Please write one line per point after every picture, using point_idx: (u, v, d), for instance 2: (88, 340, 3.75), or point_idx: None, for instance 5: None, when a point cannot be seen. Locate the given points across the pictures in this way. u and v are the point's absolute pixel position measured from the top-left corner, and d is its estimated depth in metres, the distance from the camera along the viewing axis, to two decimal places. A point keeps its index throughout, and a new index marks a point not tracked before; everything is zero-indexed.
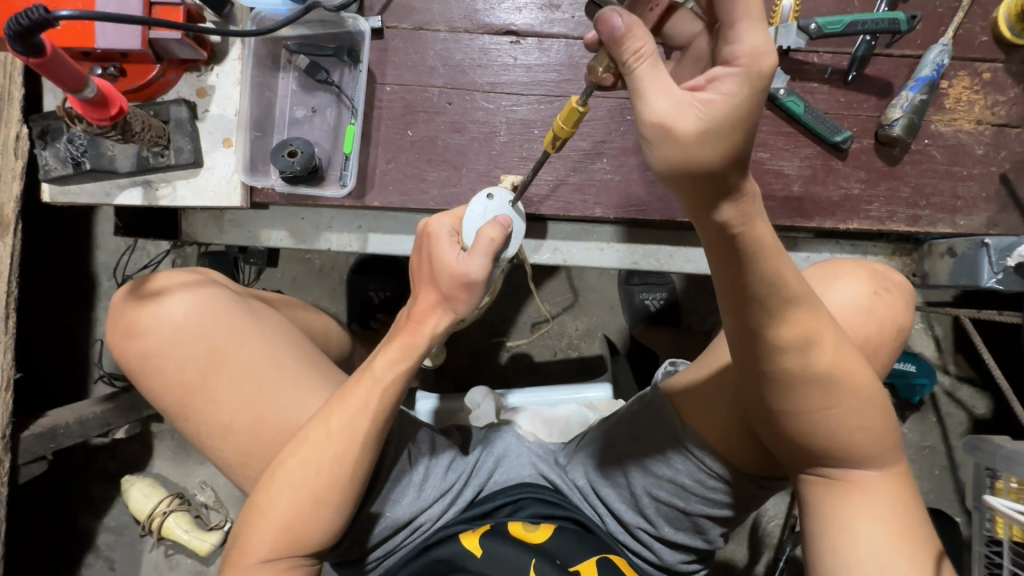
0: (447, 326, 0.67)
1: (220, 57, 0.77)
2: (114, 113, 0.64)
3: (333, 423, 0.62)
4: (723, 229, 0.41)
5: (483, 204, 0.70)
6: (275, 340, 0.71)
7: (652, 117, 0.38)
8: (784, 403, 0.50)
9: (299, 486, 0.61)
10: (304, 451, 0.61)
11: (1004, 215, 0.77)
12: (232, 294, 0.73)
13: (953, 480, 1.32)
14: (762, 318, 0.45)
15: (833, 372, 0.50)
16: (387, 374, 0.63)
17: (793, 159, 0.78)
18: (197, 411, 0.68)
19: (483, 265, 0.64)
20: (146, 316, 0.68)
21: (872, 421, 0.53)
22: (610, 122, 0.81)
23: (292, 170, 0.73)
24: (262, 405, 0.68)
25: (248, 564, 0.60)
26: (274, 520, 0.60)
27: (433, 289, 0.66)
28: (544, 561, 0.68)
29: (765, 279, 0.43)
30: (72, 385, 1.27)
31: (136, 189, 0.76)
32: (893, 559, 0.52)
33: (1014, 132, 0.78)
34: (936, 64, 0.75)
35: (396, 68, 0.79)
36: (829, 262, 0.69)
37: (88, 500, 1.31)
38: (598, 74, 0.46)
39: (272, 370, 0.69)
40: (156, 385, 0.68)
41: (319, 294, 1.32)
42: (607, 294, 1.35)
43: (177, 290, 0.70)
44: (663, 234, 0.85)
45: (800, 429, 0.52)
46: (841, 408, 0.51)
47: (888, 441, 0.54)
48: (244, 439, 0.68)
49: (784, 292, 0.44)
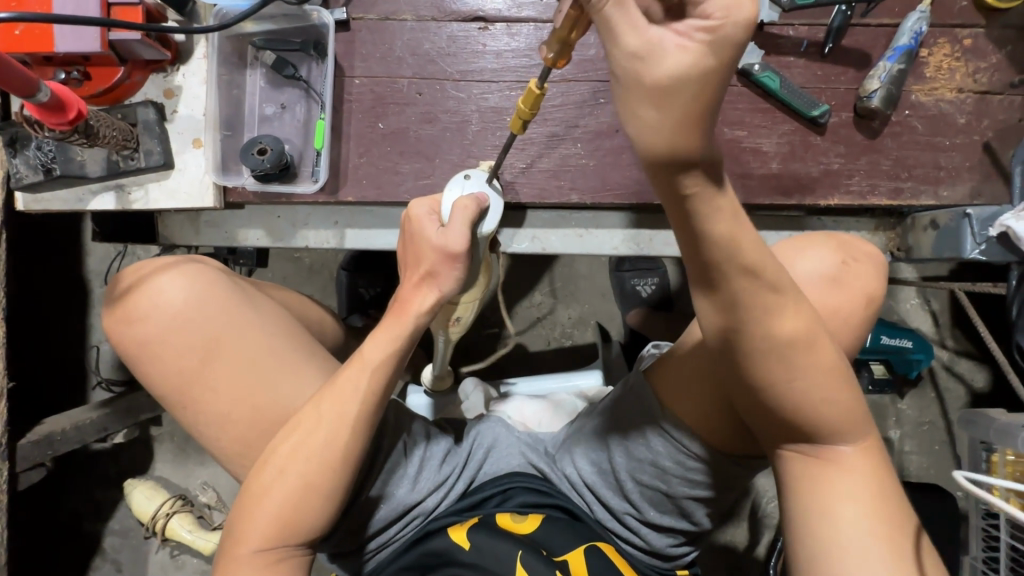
0: (434, 305, 0.65)
1: (186, 57, 0.77)
2: (73, 117, 0.63)
3: (325, 408, 0.62)
4: (674, 188, 0.39)
5: (460, 183, 0.68)
6: (272, 327, 0.70)
7: (623, 61, 0.36)
8: (772, 367, 0.48)
9: (291, 473, 0.61)
10: (298, 436, 0.61)
11: (988, 185, 0.76)
12: (229, 281, 0.71)
13: (953, 455, 1.31)
14: (723, 277, 0.44)
15: (811, 336, 0.48)
16: (376, 357, 0.63)
17: (771, 136, 0.77)
18: (195, 398, 0.67)
19: (461, 237, 0.62)
20: (143, 302, 0.67)
21: (847, 392, 0.52)
22: (583, 107, 0.80)
23: (262, 168, 0.72)
24: (259, 394, 0.67)
25: (243, 554, 0.60)
26: (266, 509, 0.60)
27: (417, 268, 0.65)
28: (531, 552, 0.67)
29: (720, 240, 0.42)
30: (70, 392, 1.28)
31: (108, 194, 0.76)
32: (870, 541, 0.51)
33: (997, 99, 0.76)
34: (914, 32, 0.74)
35: (364, 60, 0.78)
36: (796, 236, 0.67)
37: (92, 504, 1.32)
38: (546, 58, 0.50)
39: (270, 357, 0.68)
40: (154, 372, 0.67)
41: (309, 292, 1.32)
42: (597, 281, 1.35)
43: (172, 275, 0.68)
44: (644, 218, 0.84)
45: (788, 392, 0.50)
46: (823, 375, 0.50)
47: (857, 412, 0.53)
48: (243, 428, 0.67)
49: (741, 257, 0.43)
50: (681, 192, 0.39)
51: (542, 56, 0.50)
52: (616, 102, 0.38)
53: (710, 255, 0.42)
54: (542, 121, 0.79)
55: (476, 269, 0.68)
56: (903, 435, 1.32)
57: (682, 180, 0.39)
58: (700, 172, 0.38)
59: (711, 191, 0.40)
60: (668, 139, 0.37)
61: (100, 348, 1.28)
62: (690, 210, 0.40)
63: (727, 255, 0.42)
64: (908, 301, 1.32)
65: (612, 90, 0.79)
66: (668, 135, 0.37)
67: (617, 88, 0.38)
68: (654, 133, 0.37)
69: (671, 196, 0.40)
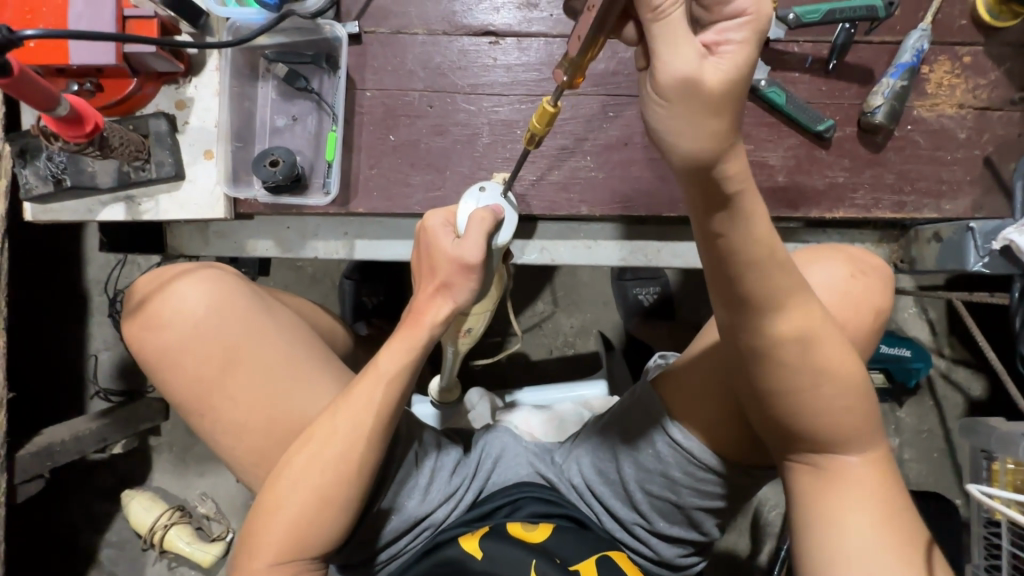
0: (449, 316, 0.65)
1: (198, 69, 0.77)
2: (89, 130, 0.63)
3: (340, 419, 0.61)
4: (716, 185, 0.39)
5: (473, 198, 0.68)
6: (289, 336, 0.70)
7: (669, 79, 0.35)
8: (792, 377, 0.48)
9: (307, 485, 0.60)
10: (313, 448, 0.61)
11: (989, 198, 0.77)
12: (247, 288, 0.71)
13: (952, 462, 1.32)
14: (749, 281, 0.43)
15: (810, 346, 0.48)
16: (393, 369, 0.63)
17: (777, 150, 0.78)
18: (214, 407, 0.66)
19: (478, 248, 0.63)
20: (166, 308, 0.67)
21: (849, 399, 0.51)
22: (592, 120, 0.81)
23: (275, 180, 0.73)
24: (276, 403, 0.66)
25: (257, 567, 0.59)
26: (280, 522, 0.60)
27: (433, 277, 0.65)
28: (544, 561, 0.67)
29: (757, 240, 0.42)
30: (69, 401, 1.27)
31: (119, 204, 0.76)
32: (878, 552, 0.51)
33: (997, 115, 0.78)
34: (915, 49, 0.75)
35: (376, 73, 0.79)
36: (805, 248, 0.67)
37: (89, 515, 1.31)
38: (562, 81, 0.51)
39: (289, 366, 0.68)
40: (172, 380, 0.67)
41: (312, 301, 1.32)
42: (600, 291, 1.35)
43: (194, 282, 0.68)
44: (652, 229, 0.84)
45: (801, 406, 0.50)
46: (824, 383, 0.49)
47: (870, 423, 0.53)
48: (258, 437, 0.66)
49: (768, 258, 0.43)
50: (726, 192, 0.39)
51: (555, 77, 0.50)
52: (658, 119, 0.37)
53: (743, 260, 0.42)
54: (552, 134, 0.80)
55: (489, 279, 0.69)
56: (902, 443, 1.33)
57: (725, 182, 0.38)
58: (741, 171, 0.39)
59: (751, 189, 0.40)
60: (717, 144, 0.37)
61: (100, 357, 1.27)
62: (734, 207, 0.40)
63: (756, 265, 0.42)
64: (906, 310, 1.33)
65: (620, 104, 0.81)
66: (716, 142, 0.37)
67: (656, 105, 0.37)
68: (702, 142, 0.37)
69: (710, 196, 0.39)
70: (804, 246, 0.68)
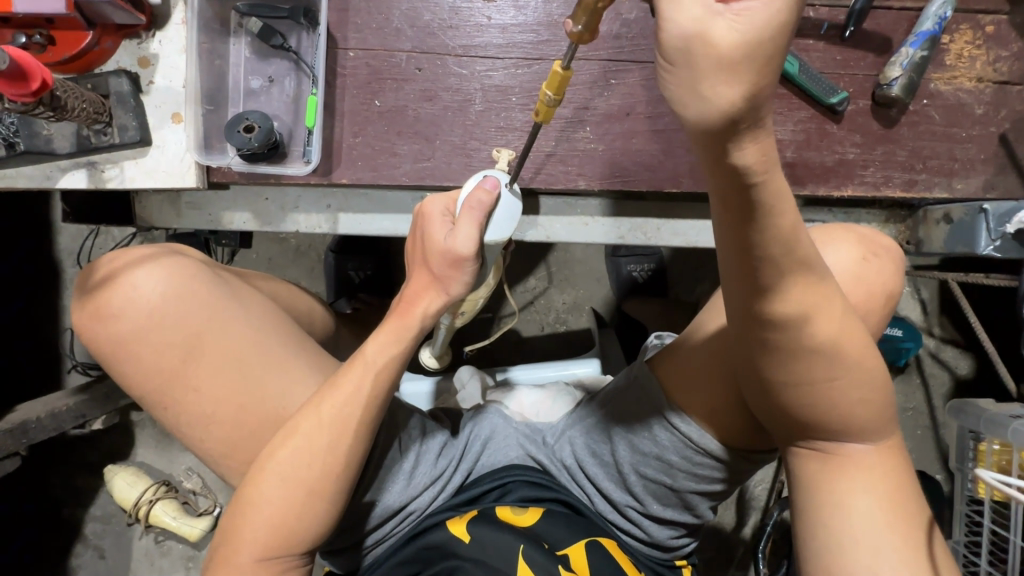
0: (440, 308, 0.62)
1: (162, 22, 0.71)
2: (37, 87, 0.57)
3: (324, 409, 0.58)
4: (734, 178, 0.31)
5: (476, 180, 0.65)
6: (259, 321, 0.66)
7: (673, 38, 0.28)
8: (805, 372, 0.44)
9: (289, 478, 0.58)
10: (295, 440, 0.58)
11: (1002, 177, 0.74)
12: (211, 272, 0.67)
13: (936, 439, 1.33)
14: (763, 281, 0.38)
15: (836, 344, 0.44)
16: (380, 358, 0.60)
17: (786, 123, 0.74)
18: (178, 400, 0.63)
19: (471, 240, 0.59)
20: (117, 296, 0.62)
21: (875, 390, 0.48)
22: (594, 87, 0.75)
23: (250, 148, 0.67)
24: (249, 393, 0.63)
25: (239, 562, 0.57)
26: (263, 515, 0.57)
27: (426, 269, 0.62)
28: (532, 546, 0.67)
29: (780, 235, 0.35)
30: (41, 378, 1.22)
31: (80, 171, 0.70)
32: (882, 535, 0.50)
33: (1016, 89, 0.74)
34: (938, 17, 0.71)
35: (359, 31, 0.73)
36: (816, 229, 0.64)
37: (72, 490, 1.28)
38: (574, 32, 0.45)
39: (258, 354, 0.64)
40: (130, 371, 0.62)
41: (295, 275, 1.26)
42: (593, 266, 1.32)
43: (150, 266, 0.63)
44: (651, 206, 0.81)
45: (810, 401, 0.47)
46: (851, 379, 0.46)
47: (886, 412, 0.50)
48: (230, 428, 0.63)
49: (793, 253, 0.37)
50: (745, 183, 0.31)
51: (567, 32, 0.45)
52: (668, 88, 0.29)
53: (766, 256, 0.36)
54: None
55: (484, 272, 0.67)
56: None
57: (742, 172, 0.31)
58: (763, 159, 0.31)
59: (778, 177, 0.32)
60: (740, 116, 0.28)
61: (75, 333, 1.22)
62: (758, 205, 0.33)
63: (780, 259, 0.36)
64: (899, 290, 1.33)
65: (623, 70, 0.76)
66: (741, 107, 0.27)
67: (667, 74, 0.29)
68: (719, 114, 0.28)
69: (727, 188, 0.32)
70: (815, 226, 0.64)
